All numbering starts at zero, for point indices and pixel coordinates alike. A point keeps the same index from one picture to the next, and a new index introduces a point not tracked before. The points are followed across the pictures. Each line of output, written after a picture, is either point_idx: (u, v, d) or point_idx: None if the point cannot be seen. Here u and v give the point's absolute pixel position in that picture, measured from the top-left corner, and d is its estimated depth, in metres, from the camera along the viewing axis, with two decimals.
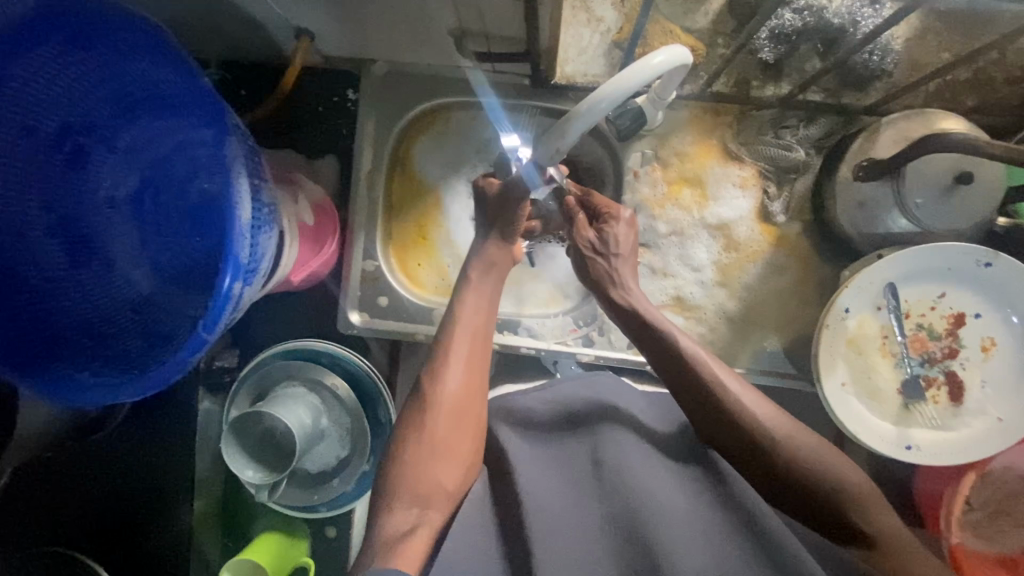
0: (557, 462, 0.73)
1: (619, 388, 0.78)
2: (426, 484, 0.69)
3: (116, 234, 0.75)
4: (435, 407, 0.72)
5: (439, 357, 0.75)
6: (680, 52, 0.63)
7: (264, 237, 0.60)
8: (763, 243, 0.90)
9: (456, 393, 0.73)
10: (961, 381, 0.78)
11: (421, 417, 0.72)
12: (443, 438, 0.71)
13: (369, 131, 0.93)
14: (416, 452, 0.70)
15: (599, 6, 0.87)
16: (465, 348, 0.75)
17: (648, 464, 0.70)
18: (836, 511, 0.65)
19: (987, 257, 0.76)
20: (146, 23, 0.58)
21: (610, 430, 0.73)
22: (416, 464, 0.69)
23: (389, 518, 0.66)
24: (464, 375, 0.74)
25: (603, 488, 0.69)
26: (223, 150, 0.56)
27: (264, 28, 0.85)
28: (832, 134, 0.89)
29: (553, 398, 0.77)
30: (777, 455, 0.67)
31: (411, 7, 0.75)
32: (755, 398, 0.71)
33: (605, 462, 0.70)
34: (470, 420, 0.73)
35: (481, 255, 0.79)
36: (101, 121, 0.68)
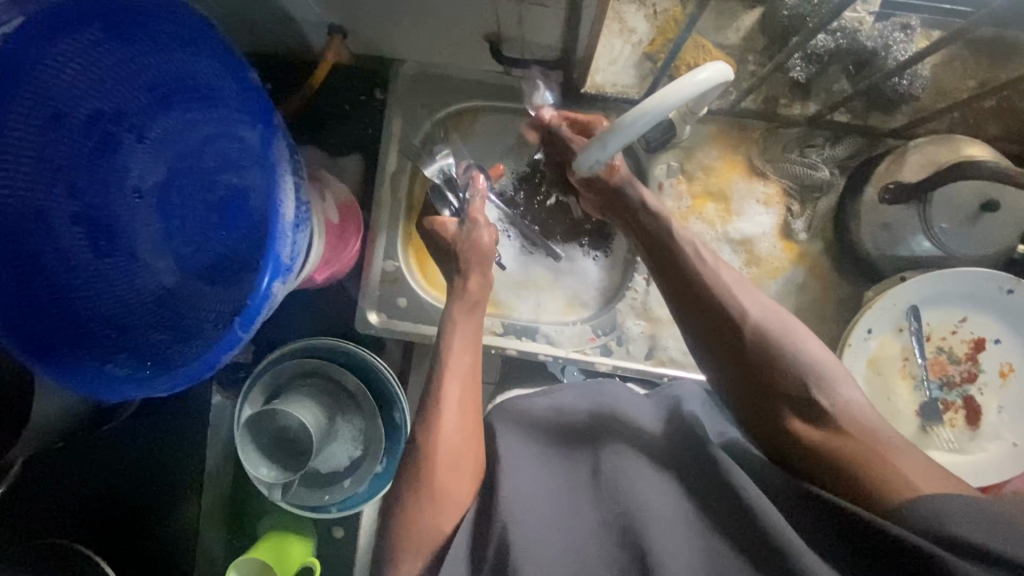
0: (556, 466, 0.70)
1: (622, 395, 0.78)
2: (428, 534, 0.66)
3: (140, 225, 0.73)
4: (430, 457, 0.69)
5: (430, 405, 0.72)
6: (722, 69, 0.63)
7: (302, 236, 0.60)
8: (784, 260, 0.91)
9: (454, 437, 0.70)
10: (978, 405, 0.79)
11: (416, 471, 0.69)
12: (441, 486, 0.68)
13: (395, 132, 0.93)
14: (417, 504, 0.67)
15: (632, 17, 0.88)
16: (456, 391, 0.74)
17: (641, 467, 0.67)
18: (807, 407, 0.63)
19: (1009, 283, 0.77)
20: (192, 13, 0.57)
21: (610, 435, 0.71)
22: (417, 516, 0.67)
23: (394, 572, 0.65)
24: (458, 418, 0.72)
25: (600, 494, 0.66)
26: (269, 149, 0.56)
27: (297, 23, 0.84)
28: (857, 155, 0.89)
29: (552, 403, 0.78)
30: (783, 361, 0.65)
31: (451, 10, 0.75)
32: (747, 293, 0.70)
33: (603, 470, 0.68)
34: (469, 463, 0.70)
35: (463, 295, 0.79)
36: (133, 109, 0.68)
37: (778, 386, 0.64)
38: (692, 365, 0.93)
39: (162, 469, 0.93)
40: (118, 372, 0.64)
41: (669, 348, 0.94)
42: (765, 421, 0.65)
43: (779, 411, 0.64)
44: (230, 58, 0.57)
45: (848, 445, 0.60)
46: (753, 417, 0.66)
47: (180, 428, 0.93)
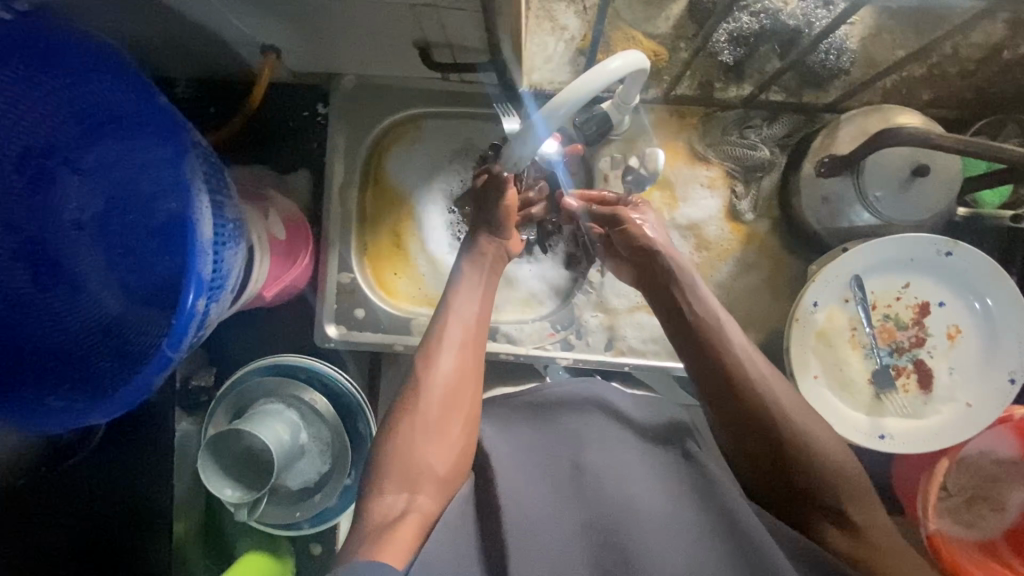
0: (540, 461, 0.75)
1: (610, 389, 0.82)
2: (417, 465, 0.70)
3: (83, 256, 0.74)
4: (427, 390, 0.74)
5: (431, 344, 0.77)
6: (636, 56, 0.64)
7: (229, 252, 0.61)
8: (733, 242, 0.92)
9: (449, 379, 0.75)
10: (928, 368, 0.80)
11: (413, 399, 0.74)
12: (434, 420, 0.72)
13: (340, 145, 0.94)
14: (410, 430, 0.72)
15: (562, 14, 0.90)
16: (458, 334, 0.78)
17: (630, 463, 0.74)
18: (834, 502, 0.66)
19: (947, 246, 0.77)
20: (100, 44, 0.59)
21: (590, 430, 0.77)
22: (408, 445, 0.71)
23: (378, 503, 0.68)
24: (456, 360, 0.76)
25: (582, 490, 0.71)
26: (185, 165, 0.57)
27: (231, 46, 0.85)
28: (795, 133, 0.91)
29: (534, 399, 0.82)
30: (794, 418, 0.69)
31: (374, 21, 0.76)
32: (757, 356, 0.73)
33: (585, 466, 0.73)
34: (462, 409, 0.74)
35: (474, 250, 0.83)
36: (63, 142, 0.68)
37: (802, 457, 0.68)
38: (651, 352, 0.94)
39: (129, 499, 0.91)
40: (59, 403, 0.64)
41: (628, 337, 0.95)
42: (764, 472, 0.70)
43: (814, 518, 0.66)
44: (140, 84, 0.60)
45: (869, 553, 0.63)
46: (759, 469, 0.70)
47: (146, 458, 0.92)
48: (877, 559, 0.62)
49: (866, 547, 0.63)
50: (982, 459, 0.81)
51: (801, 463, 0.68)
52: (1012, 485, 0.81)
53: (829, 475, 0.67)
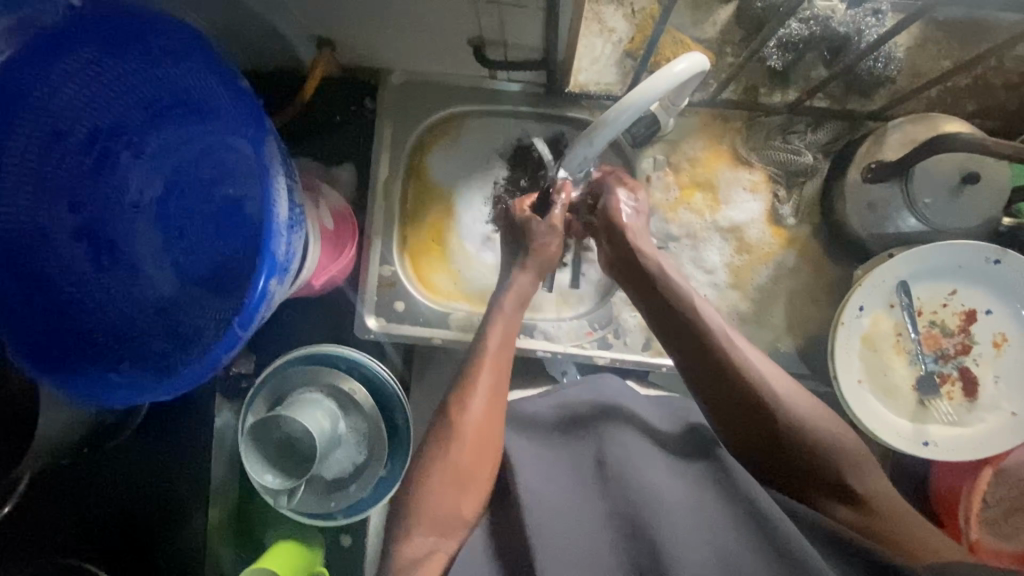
0: (563, 460, 0.76)
1: (625, 391, 0.81)
2: (446, 513, 0.70)
3: (140, 237, 0.75)
4: (459, 435, 0.72)
5: (462, 386, 0.75)
6: (699, 59, 0.66)
7: (297, 236, 0.62)
8: (775, 246, 0.93)
9: (481, 421, 0.73)
10: (974, 375, 0.79)
11: (445, 444, 0.73)
12: (465, 468, 0.72)
13: (386, 140, 0.95)
14: (442, 478, 0.71)
15: (611, 17, 0.91)
16: (488, 378, 0.76)
17: (651, 461, 0.73)
18: (836, 472, 0.69)
19: (995, 254, 0.78)
20: (183, 25, 0.59)
21: (615, 429, 0.75)
22: (437, 495, 0.71)
23: (407, 545, 0.69)
24: (487, 403, 0.74)
25: (608, 487, 0.71)
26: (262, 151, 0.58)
27: (287, 38, 0.87)
28: (839, 139, 0.92)
29: (557, 402, 0.81)
30: (814, 433, 0.70)
31: (434, 16, 0.77)
32: (765, 363, 0.75)
33: (610, 464, 0.72)
34: (493, 450, 0.73)
35: (512, 288, 0.82)
36: (130, 125, 0.69)
37: (808, 450, 0.70)
38: None
39: (168, 480, 0.94)
40: (122, 377, 0.65)
41: None
42: (780, 462, 0.71)
43: (814, 490, 0.69)
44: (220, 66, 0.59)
45: (874, 522, 0.66)
46: (773, 457, 0.71)
47: (185, 443, 0.94)
48: (885, 531, 0.65)
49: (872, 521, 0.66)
50: None
51: (805, 447, 0.70)
52: None
53: (834, 454, 0.70)
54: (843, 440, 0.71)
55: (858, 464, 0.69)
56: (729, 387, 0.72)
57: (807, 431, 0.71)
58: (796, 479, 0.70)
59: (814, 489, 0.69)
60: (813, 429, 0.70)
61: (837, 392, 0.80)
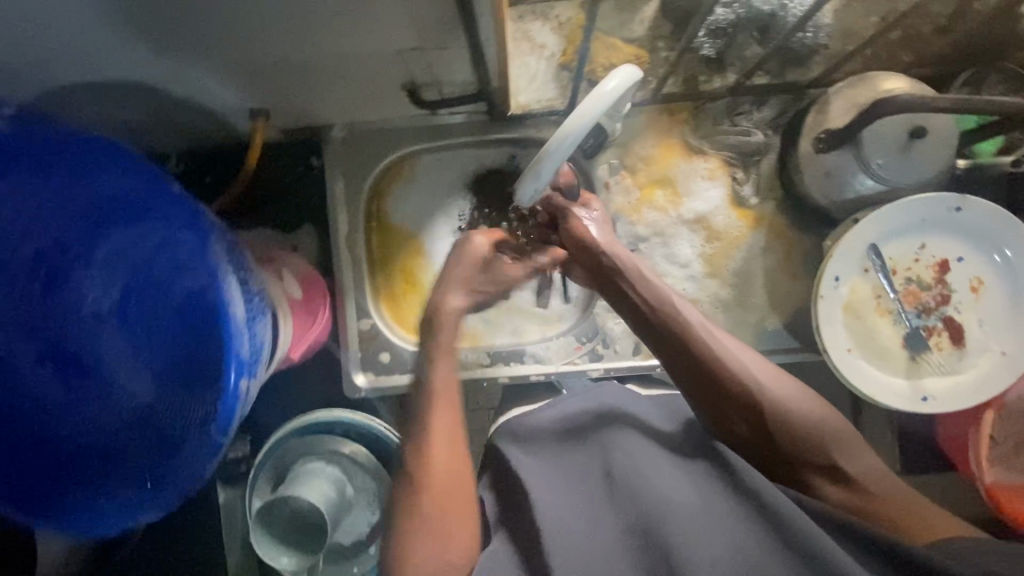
0: (568, 477, 0.74)
1: (624, 395, 0.82)
2: (419, 573, 0.66)
3: (107, 348, 0.70)
4: (426, 488, 0.69)
5: (422, 434, 0.72)
6: (630, 71, 0.65)
7: (260, 325, 0.63)
8: (742, 228, 0.93)
9: (443, 466, 0.70)
10: (958, 323, 0.80)
11: (411, 494, 0.70)
12: (434, 522, 0.68)
13: (341, 194, 0.95)
14: (425, 545, 0.67)
15: (539, 34, 0.91)
16: (445, 418, 0.72)
17: (656, 462, 0.72)
18: (827, 454, 0.70)
19: (955, 202, 0.78)
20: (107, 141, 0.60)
21: (615, 436, 0.76)
22: (407, 562, 0.67)
23: None
24: (451, 445, 0.72)
25: (615, 496, 0.70)
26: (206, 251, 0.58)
27: (219, 115, 0.85)
28: (785, 111, 0.91)
29: (557, 414, 0.80)
30: (804, 419, 0.71)
31: (360, 71, 0.76)
32: (750, 356, 0.75)
33: (616, 472, 0.71)
34: (461, 491, 0.70)
35: (440, 311, 0.76)
36: (73, 238, 0.65)
37: (798, 434, 0.71)
38: None
39: None
40: (112, 501, 0.66)
41: None
42: (772, 449, 0.71)
43: (806, 473, 0.70)
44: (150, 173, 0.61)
45: (869, 501, 0.67)
46: (763, 446, 0.72)
47: None
48: (880, 509, 0.66)
49: (865, 499, 0.67)
50: None
51: (795, 430, 0.71)
52: None
53: (823, 435, 0.70)
54: (826, 419, 0.72)
55: (844, 443, 0.70)
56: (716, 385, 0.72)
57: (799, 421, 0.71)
58: (789, 466, 0.71)
59: (806, 473, 0.70)
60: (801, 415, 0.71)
61: (828, 365, 0.80)
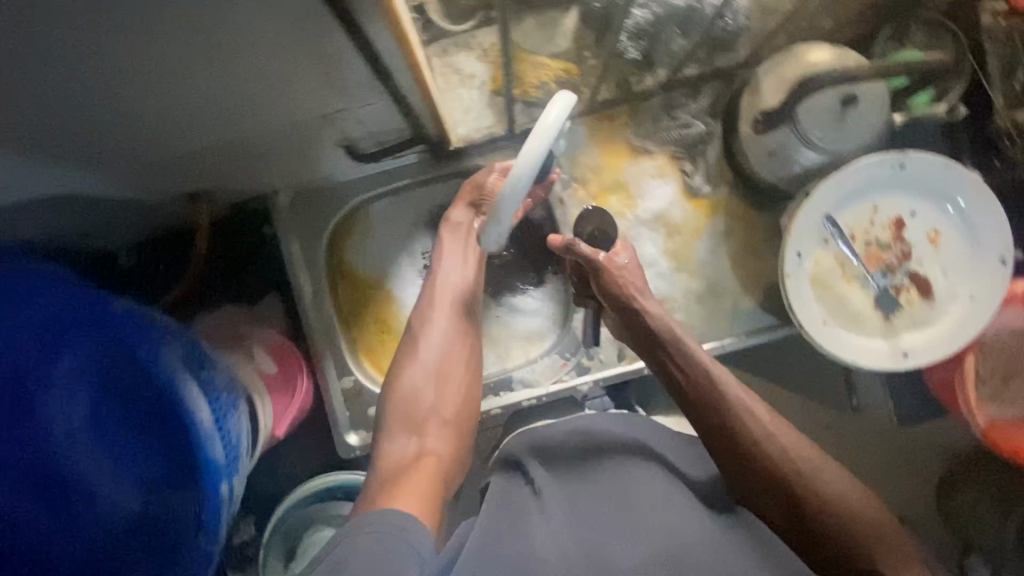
0: (579, 509, 0.69)
1: (655, 428, 0.77)
2: (418, 413, 0.79)
3: (87, 465, 0.64)
4: (421, 362, 0.81)
5: (412, 340, 0.84)
6: (567, 99, 0.64)
7: (232, 419, 0.68)
8: (700, 218, 0.94)
9: (440, 356, 0.82)
10: (923, 276, 0.81)
11: (410, 367, 0.82)
12: (434, 373, 0.81)
13: (299, 258, 0.93)
14: (423, 384, 0.80)
15: (466, 63, 0.92)
16: (443, 322, 0.84)
17: (675, 504, 0.69)
18: (868, 555, 0.61)
19: (898, 160, 0.78)
20: (52, 268, 0.62)
21: (639, 471, 0.72)
22: (405, 399, 0.80)
23: (390, 450, 0.76)
24: (446, 335, 0.84)
25: (629, 531, 0.66)
26: (164, 363, 0.63)
27: (159, 205, 0.83)
28: (720, 98, 0.93)
29: (581, 438, 0.76)
30: (833, 495, 0.65)
31: (293, 139, 0.75)
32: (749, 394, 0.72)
33: (629, 505, 0.68)
34: (460, 363, 0.83)
35: (450, 223, 0.88)
36: (31, 359, 0.62)
37: (834, 517, 0.63)
38: None
39: None
40: None
41: None
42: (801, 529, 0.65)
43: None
44: (96, 295, 0.63)
45: None
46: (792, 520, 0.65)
47: None
48: None
49: None
50: (1005, 333, 0.84)
51: (833, 515, 0.64)
52: None
53: (862, 527, 0.63)
54: (865, 510, 0.64)
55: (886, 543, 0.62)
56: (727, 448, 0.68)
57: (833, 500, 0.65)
58: (819, 547, 0.63)
59: None
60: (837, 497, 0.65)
61: (808, 341, 0.81)
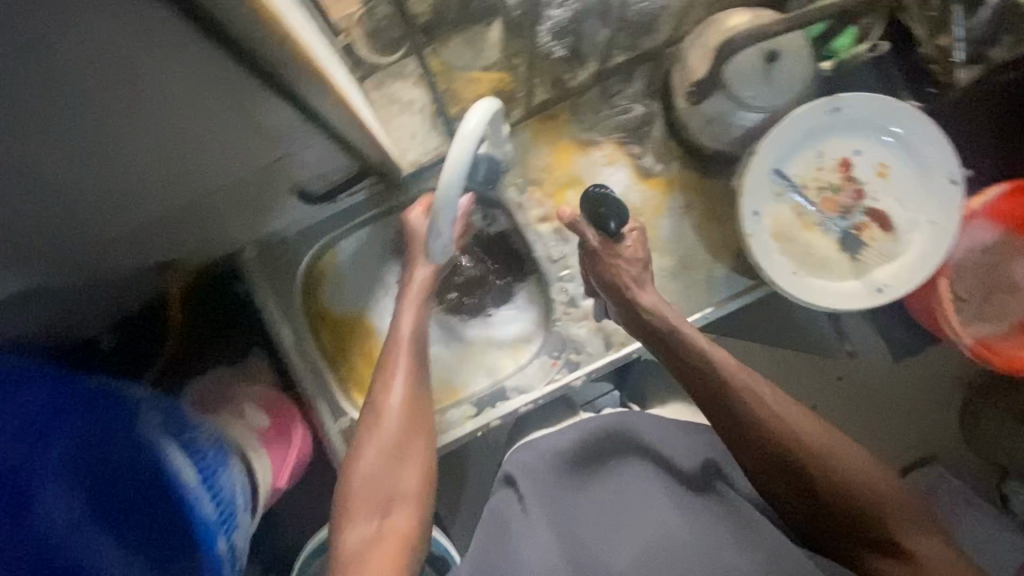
0: (578, 513, 0.74)
1: (647, 421, 0.82)
2: (382, 488, 0.74)
3: (97, 556, 0.59)
4: (381, 422, 0.78)
5: (374, 395, 0.80)
6: (490, 104, 0.68)
7: (222, 475, 0.73)
8: (658, 196, 0.95)
9: (400, 414, 0.78)
10: (880, 210, 0.82)
11: (370, 429, 0.78)
12: (394, 440, 0.77)
13: (276, 309, 0.94)
14: (377, 453, 0.76)
15: (404, 91, 0.94)
16: (403, 378, 0.80)
17: (661, 490, 0.73)
18: (881, 522, 0.66)
19: (831, 103, 0.80)
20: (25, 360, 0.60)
21: (629, 466, 0.77)
22: (365, 472, 0.75)
23: (347, 535, 0.71)
24: (406, 393, 0.79)
25: (621, 523, 0.71)
26: (151, 437, 0.68)
27: (131, 284, 0.83)
28: (654, 78, 0.95)
29: (574, 444, 0.80)
30: (845, 472, 0.68)
31: (245, 195, 0.76)
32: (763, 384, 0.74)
33: (620, 499, 0.74)
34: (421, 421, 0.80)
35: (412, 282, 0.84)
36: (20, 453, 0.57)
37: (846, 492, 0.68)
38: None
39: None
40: None
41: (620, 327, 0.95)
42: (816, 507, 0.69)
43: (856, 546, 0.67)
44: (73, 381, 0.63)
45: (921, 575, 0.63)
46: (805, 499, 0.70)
47: None
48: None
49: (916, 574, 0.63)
50: (976, 252, 0.92)
51: (845, 490, 0.68)
52: (1014, 260, 0.92)
53: (873, 497, 0.67)
54: (874, 483, 0.68)
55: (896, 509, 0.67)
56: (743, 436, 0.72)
57: (845, 475, 0.68)
58: (835, 520, 0.68)
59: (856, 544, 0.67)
60: (849, 472, 0.68)
61: (783, 294, 0.81)
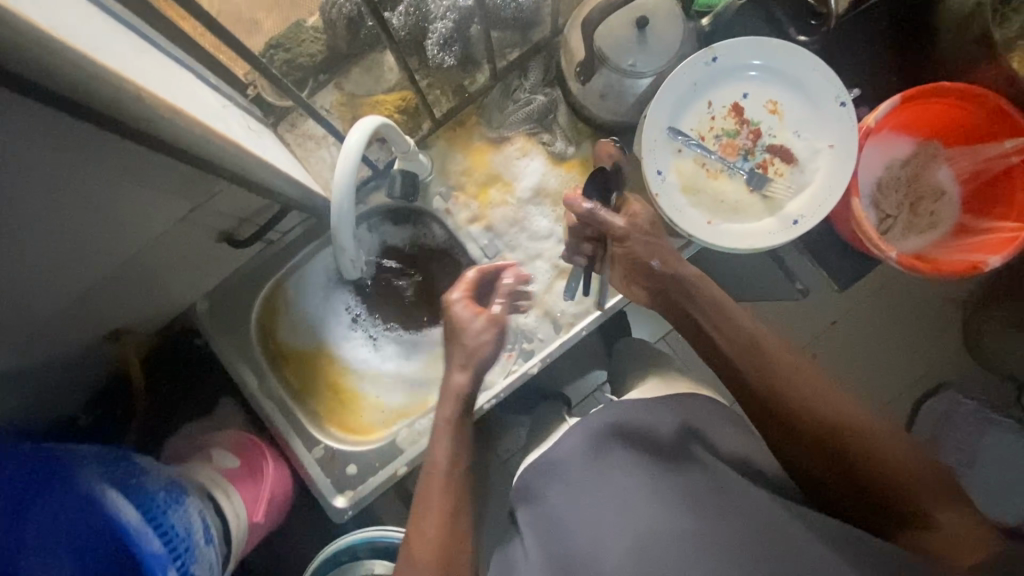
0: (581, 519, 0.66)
1: (630, 407, 0.74)
2: None
3: None
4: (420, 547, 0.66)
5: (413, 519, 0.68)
6: (372, 120, 0.72)
7: (183, 512, 0.77)
8: (575, 178, 0.98)
9: (438, 538, 0.66)
10: (780, 145, 0.84)
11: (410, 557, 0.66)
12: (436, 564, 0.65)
13: (235, 355, 0.98)
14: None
15: (316, 127, 0.99)
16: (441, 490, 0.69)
17: (639, 478, 0.66)
18: (890, 480, 0.65)
19: (708, 55, 0.82)
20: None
21: (613, 459, 0.69)
22: None
23: None
24: (442, 511, 0.68)
25: (615, 524, 0.63)
26: (97, 491, 0.69)
27: (87, 358, 0.87)
28: (549, 67, 0.99)
29: (580, 444, 0.73)
30: (854, 426, 0.67)
31: (173, 254, 0.81)
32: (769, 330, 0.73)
33: (605, 496, 0.66)
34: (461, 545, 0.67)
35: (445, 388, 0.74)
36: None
37: (857, 446, 0.66)
38: (591, 306, 0.96)
39: None
40: None
41: (565, 309, 0.97)
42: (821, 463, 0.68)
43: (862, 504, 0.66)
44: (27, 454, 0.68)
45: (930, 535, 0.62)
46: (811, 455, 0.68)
47: None
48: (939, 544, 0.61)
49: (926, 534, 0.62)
50: (898, 166, 0.93)
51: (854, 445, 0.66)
52: (933, 167, 0.93)
53: (886, 453, 0.65)
54: (888, 442, 0.66)
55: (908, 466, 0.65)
56: (771, 391, 0.69)
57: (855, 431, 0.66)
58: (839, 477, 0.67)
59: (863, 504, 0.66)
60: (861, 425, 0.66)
61: (703, 244, 0.83)
